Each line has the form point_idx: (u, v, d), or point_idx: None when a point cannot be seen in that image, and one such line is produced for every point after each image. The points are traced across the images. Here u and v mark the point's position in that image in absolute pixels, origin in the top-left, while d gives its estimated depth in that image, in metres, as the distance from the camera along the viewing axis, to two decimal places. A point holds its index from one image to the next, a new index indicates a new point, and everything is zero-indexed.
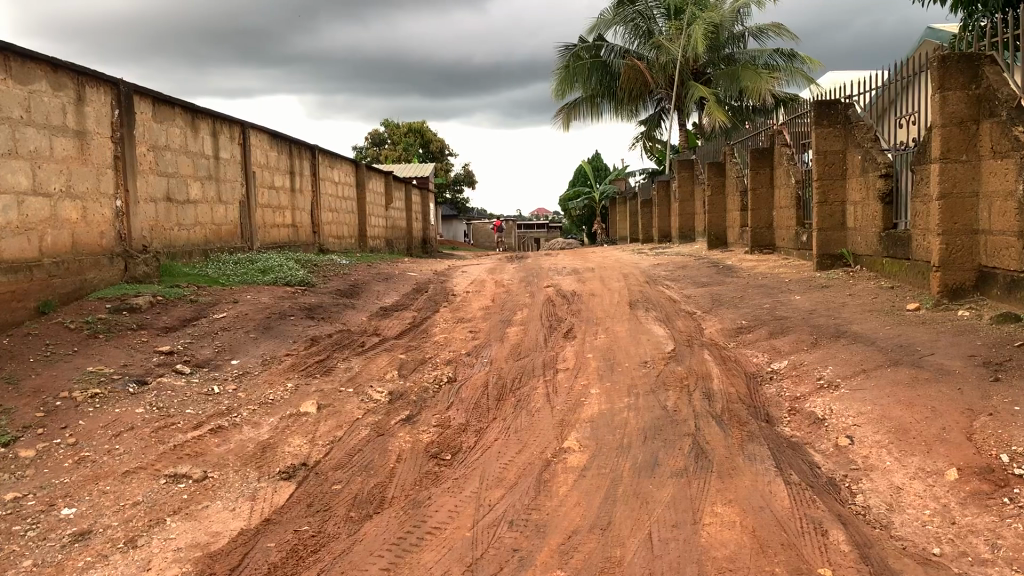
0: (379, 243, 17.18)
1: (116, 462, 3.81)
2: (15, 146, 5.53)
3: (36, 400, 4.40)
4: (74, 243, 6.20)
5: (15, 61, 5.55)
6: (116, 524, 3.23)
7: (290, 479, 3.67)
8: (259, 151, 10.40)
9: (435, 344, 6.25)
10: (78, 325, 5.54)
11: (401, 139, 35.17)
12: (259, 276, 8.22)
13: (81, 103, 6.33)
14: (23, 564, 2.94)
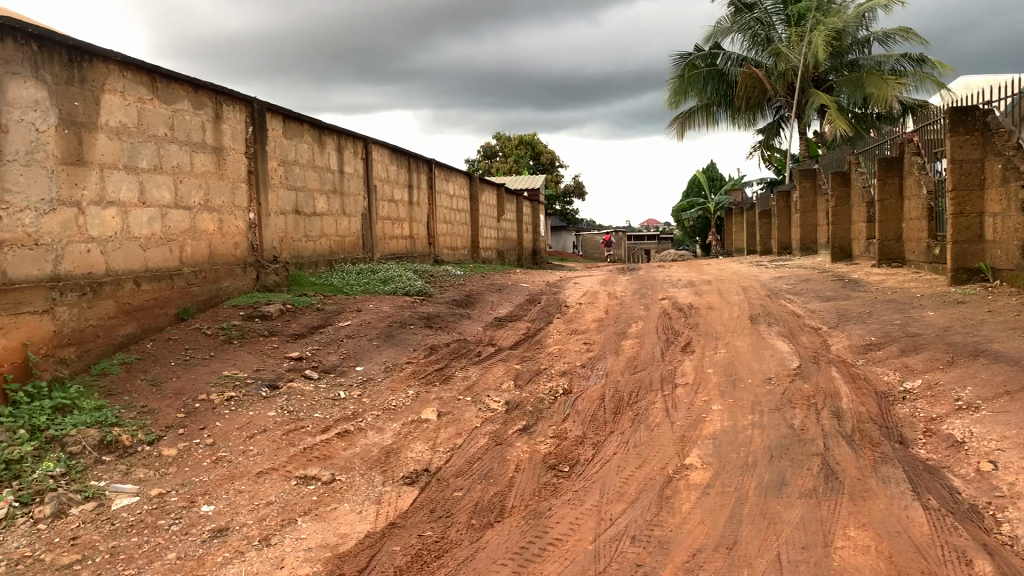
0: (491, 255, 17.42)
1: (250, 463, 4.01)
2: (160, 162, 5.89)
3: (177, 401, 4.68)
4: (211, 253, 6.55)
5: (161, 82, 5.92)
6: (251, 523, 3.39)
7: (413, 485, 3.75)
8: (380, 166, 10.71)
9: (550, 355, 6.27)
10: (214, 331, 5.87)
11: (512, 151, 35.54)
12: (380, 286, 8.47)
13: (219, 121, 6.68)
14: (168, 557, 3.13)
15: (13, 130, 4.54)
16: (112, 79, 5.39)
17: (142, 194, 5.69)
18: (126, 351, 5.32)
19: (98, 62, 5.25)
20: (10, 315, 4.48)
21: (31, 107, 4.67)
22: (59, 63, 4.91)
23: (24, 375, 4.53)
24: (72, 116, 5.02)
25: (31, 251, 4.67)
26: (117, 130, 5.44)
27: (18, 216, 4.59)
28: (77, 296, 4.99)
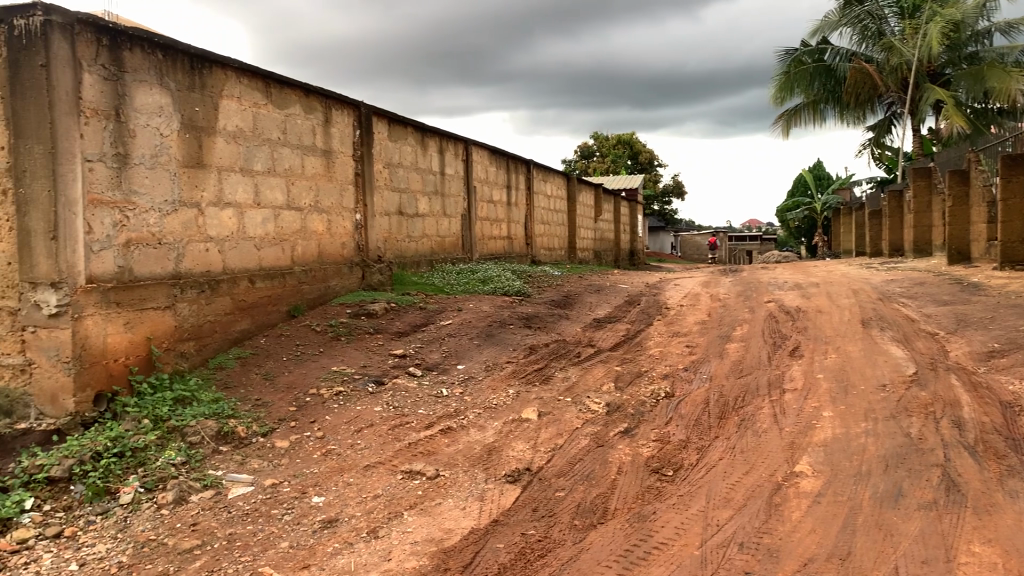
0: (588, 255, 17.37)
1: (357, 456, 4.15)
2: (273, 165, 6.11)
3: (289, 395, 4.94)
4: (320, 252, 6.77)
5: (275, 88, 6.14)
6: (360, 515, 3.50)
7: (515, 483, 3.78)
8: (480, 167, 10.82)
9: (651, 357, 6.21)
10: (322, 329, 6.09)
11: (610, 151, 35.35)
12: (480, 286, 8.57)
13: (328, 124, 6.88)
14: (281, 545, 3.28)
15: (140, 135, 4.79)
16: (229, 85, 5.62)
17: (256, 196, 5.92)
18: (241, 346, 5.62)
19: (217, 69, 5.48)
20: (136, 310, 4.74)
21: (155, 113, 4.92)
22: (182, 70, 5.15)
23: (147, 367, 4.83)
24: (193, 121, 5.26)
25: (155, 249, 4.93)
26: (234, 134, 5.67)
27: (144, 216, 4.84)
28: (196, 294, 5.24)
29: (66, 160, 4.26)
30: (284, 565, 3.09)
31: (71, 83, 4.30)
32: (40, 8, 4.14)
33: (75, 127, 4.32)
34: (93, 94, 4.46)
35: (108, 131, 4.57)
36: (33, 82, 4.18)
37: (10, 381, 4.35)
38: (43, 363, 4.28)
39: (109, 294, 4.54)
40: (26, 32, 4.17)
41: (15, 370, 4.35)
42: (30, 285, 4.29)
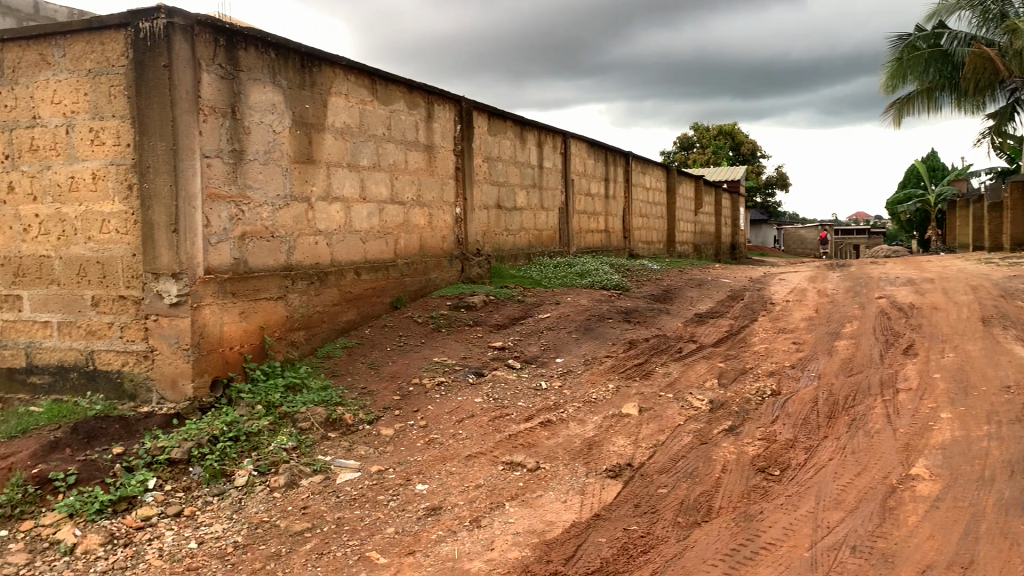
0: (687, 249, 17.09)
1: (460, 446, 4.22)
2: (378, 160, 6.24)
3: (393, 384, 5.10)
4: (421, 245, 6.89)
5: (381, 84, 6.27)
6: (462, 504, 3.56)
7: (617, 478, 3.76)
8: (578, 160, 10.79)
9: (755, 354, 6.07)
10: (424, 320, 6.23)
11: (710, 143, 34.68)
12: (578, 279, 8.56)
13: (430, 120, 6.99)
14: (388, 531, 3.39)
15: (254, 132, 4.98)
16: (338, 83, 5.77)
17: (362, 190, 6.06)
18: (347, 335, 5.82)
19: (326, 67, 5.64)
20: (251, 300, 4.94)
21: (269, 110, 5.10)
22: (293, 69, 5.32)
23: (260, 355, 5.03)
24: (304, 117, 5.42)
25: (268, 242, 5.11)
26: (342, 130, 5.82)
27: (258, 210, 5.03)
28: (306, 285, 5.42)
29: (187, 157, 4.46)
30: (390, 551, 3.19)
31: (191, 82, 4.49)
32: (163, 11, 4.35)
33: (195, 124, 4.51)
34: (211, 92, 4.65)
35: (225, 128, 4.76)
36: (157, 81, 4.39)
37: (135, 366, 4.64)
38: (164, 349, 4.54)
39: (225, 285, 4.74)
40: (151, 34, 4.39)
41: (139, 356, 4.63)
42: (154, 276, 4.52)
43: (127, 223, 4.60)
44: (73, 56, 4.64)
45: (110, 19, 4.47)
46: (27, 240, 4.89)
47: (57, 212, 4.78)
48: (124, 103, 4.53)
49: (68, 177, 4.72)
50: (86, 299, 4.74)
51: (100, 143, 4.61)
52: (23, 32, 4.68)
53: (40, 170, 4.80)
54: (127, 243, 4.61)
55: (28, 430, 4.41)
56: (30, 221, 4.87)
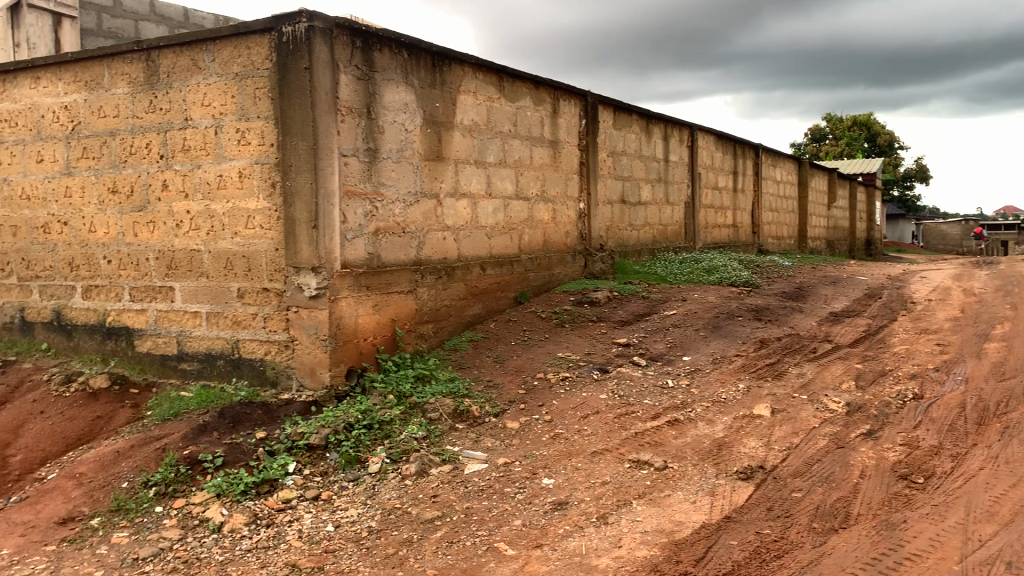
0: (819, 245, 16.47)
1: (586, 442, 4.22)
2: (505, 156, 6.31)
3: (519, 378, 5.16)
4: (545, 240, 6.93)
5: (508, 81, 6.33)
6: (589, 500, 3.56)
7: (748, 481, 3.67)
8: (705, 153, 10.58)
9: (895, 355, 5.79)
10: (548, 315, 6.27)
11: (844, 134, 33.27)
12: (705, 276, 8.39)
13: (556, 115, 7.01)
14: (515, 523, 3.43)
15: (388, 131, 5.12)
16: (466, 81, 5.87)
17: (489, 187, 6.15)
18: (473, 329, 5.93)
19: (455, 66, 5.74)
20: (383, 294, 5.10)
21: (401, 109, 5.24)
22: (424, 68, 5.44)
23: (392, 346, 5.19)
24: (434, 116, 5.54)
25: (399, 237, 5.26)
26: (470, 127, 5.92)
27: (390, 207, 5.18)
28: (435, 279, 5.54)
29: (326, 156, 4.65)
30: (518, 543, 3.23)
31: (330, 84, 4.67)
32: (305, 15, 4.54)
33: (333, 124, 4.69)
34: (348, 93, 4.82)
35: (360, 128, 4.92)
36: (299, 84, 4.60)
37: (276, 355, 4.88)
38: (303, 339, 4.75)
39: (360, 279, 4.91)
40: (293, 38, 4.59)
41: (280, 345, 4.86)
42: (295, 270, 4.74)
43: (270, 219, 4.83)
44: (222, 60, 4.90)
45: (256, 24, 4.69)
46: (179, 235, 5.20)
47: (206, 209, 5.07)
48: (268, 104, 4.76)
49: (217, 176, 5.00)
50: (232, 291, 5.01)
51: (246, 143, 4.86)
52: (177, 38, 4.98)
53: (192, 168, 5.09)
54: (270, 238, 4.85)
55: (181, 414, 4.77)
56: (182, 217, 5.18)
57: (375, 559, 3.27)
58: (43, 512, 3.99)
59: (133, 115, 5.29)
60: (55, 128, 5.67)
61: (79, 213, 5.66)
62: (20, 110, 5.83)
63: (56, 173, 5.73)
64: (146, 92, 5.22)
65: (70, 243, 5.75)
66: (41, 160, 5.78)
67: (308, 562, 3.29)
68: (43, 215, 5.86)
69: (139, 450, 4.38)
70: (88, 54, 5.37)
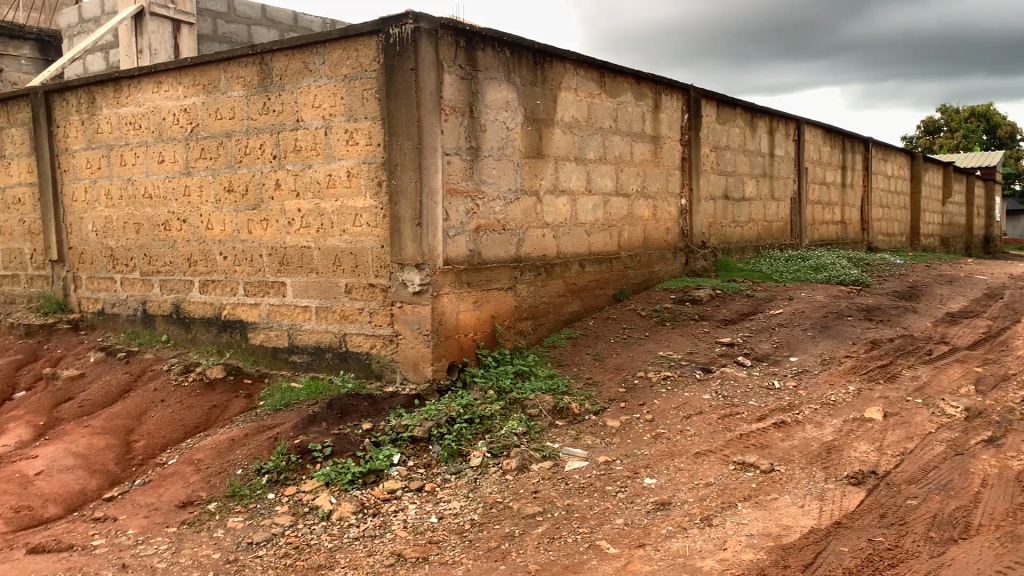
0: (933, 242, 15.76)
1: (688, 442, 4.17)
2: (605, 153, 6.28)
3: (619, 377, 5.14)
4: (646, 237, 6.87)
5: (609, 77, 6.30)
6: (692, 501, 3.52)
7: (859, 486, 3.55)
8: (812, 147, 10.27)
9: (1019, 359, 5.49)
10: (648, 313, 6.22)
11: (960, 125, 31.71)
12: (812, 274, 8.15)
13: (657, 110, 6.93)
14: (617, 521, 3.43)
15: (490, 129, 5.18)
16: (568, 77, 5.87)
17: (589, 183, 6.14)
18: (572, 326, 5.94)
19: (557, 63, 5.75)
20: (483, 290, 5.16)
21: (503, 107, 5.28)
22: (526, 66, 5.47)
23: (492, 342, 5.24)
24: (535, 113, 5.57)
25: (500, 235, 5.31)
26: (571, 124, 5.92)
27: (492, 204, 5.23)
28: (534, 276, 5.57)
29: (430, 155, 4.73)
30: (621, 542, 3.22)
31: (435, 84, 4.75)
32: (411, 17, 4.64)
33: (437, 124, 4.77)
34: (452, 93, 4.89)
35: (464, 126, 4.99)
36: (405, 84, 4.70)
37: (381, 349, 5.00)
38: (407, 334, 4.86)
39: (462, 276, 4.98)
40: (399, 40, 4.70)
41: (385, 340, 4.99)
42: (399, 266, 4.86)
43: (377, 217, 4.96)
44: (332, 63, 5.04)
45: (364, 27, 4.81)
46: (291, 232, 5.39)
47: (316, 207, 5.24)
48: (375, 105, 4.88)
49: (326, 175, 5.16)
50: (340, 286, 5.16)
51: (355, 143, 5.00)
52: (289, 42, 5.15)
53: (303, 168, 5.27)
54: (376, 236, 4.97)
55: (291, 405, 4.95)
56: (293, 215, 5.36)
57: (478, 551, 3.32)
58: (165, 495, 4.22)
59: (248, 116, 5.50)
60: (176, 130, 5.95)
61: (197, 212, 5.93)
62: (143, 113, 6.15)
63: (177, 173, 6.01)
64: (260, 94, 5.42)
65: (188, 240, 6.03)
66: (163, 160, 6.08)
67: (413, 552, 3.36)
68: (164, 213, 6.16)
69: (252, 438, 4.57)
70: (206, 59, 5.61)
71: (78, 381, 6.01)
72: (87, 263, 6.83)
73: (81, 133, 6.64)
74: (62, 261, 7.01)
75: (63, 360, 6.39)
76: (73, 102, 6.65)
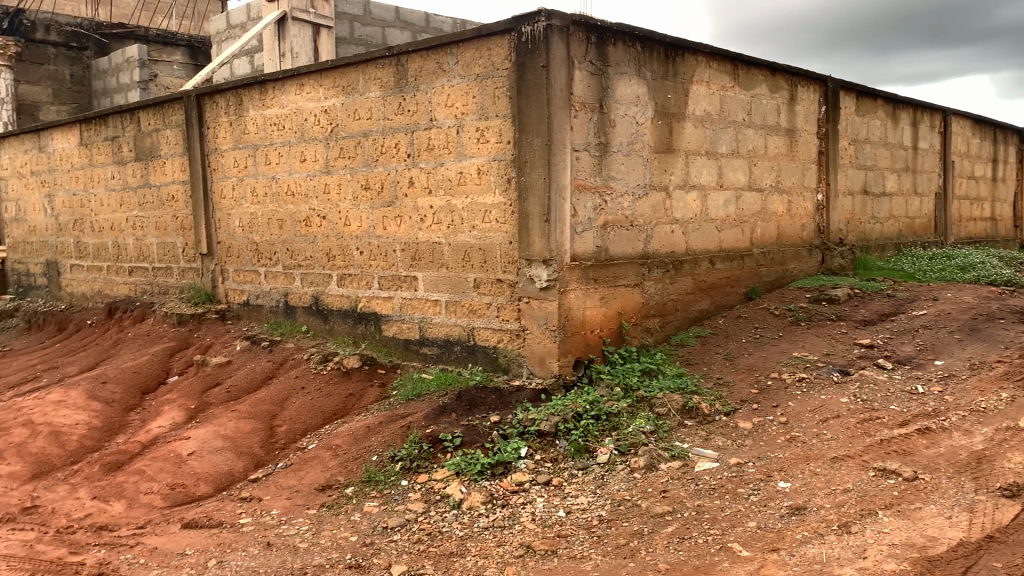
0: None
1: (825, 446, 4.04)
2: (738, 147, 6.15)
3: (751, 377, 5.04)
4: (779, 234, 6.68)
5: (743, 69, 6.15)
6: (829, 507, 3.41)
7: (1014, 499, 3.34)
8: (960, 139, 9.71)
9: None
10: (781, 313, 6.05)
11: None
12: (959, 274, 7.71)
13: (793, 103, 6.72)
14: (749, 524, 3.37)
15: (620, 124, 5.16)
16: (700, 70, 5.77)
17: (721, 178, 6.02)
18: (701, 325, 5.85)
19: (689, 55, 5.67)
20: (611, 287, 5.15)
21: (634, 102, 5.25)
22: (657, 60, 5.42)
23: (618, 339, 5.23)
24: (666, 107, 5.51)
25: (628, 231, 5.29)
26: (702, 118, 5.82)
27: (620, 200, 5.21)
28: (662, 273, 5.52)
29: (559, 151, 4.76)
30: (753, 545, 3.17)
31: (565, 80, 4.77)
32: (543, 14, 4.68)
33: (567, 120, 4.79)
34: (582, 89, 4.90)
35: (594, 122, 4.99)
36: (537, 82, 4.75)
37: (509, 343, 5.09)
38: (535, 329, 4.92)
39: (589, 272, 4.98)
40: (532, 38, 4.74)
41: (512, 334, 5.06)
42: (527, 262, 4.92)
43: (506, 213, 5.03)
44: (465, 62, 5.15)
45: (497, 26, 4.88)
46: (423, 228, 5.54)
47: (447, 204, 5.36)
48: (506, 103, 4.95)
49: (457, 172, 5.27)
50: (469, 281, 5.27)
51: (485, 141, 5.09)
52: (424, 43, 5.29)
53: (435, 166, 5.40)
54: (505, 232, 5.05)
55: (423, 396, 5.11)
56: (426, 212, 5.51)
57: (607, 547, 3.33)
58: (305, 478, 4.44)
59: (384, 116, 5.69)
60: (317, 131, 6.22)
61: (336, 209, 6.17)
62: (286, 114, 6.45)
63: (317, 172, 6.28)
64: (396, 95, 5.60)
65: (327, 235, 6.29)
66: (304, 159, 6.37)
67: (543, 545, 3.41)
68: (305, 210, 6.45)
69: (386, 426, 4.74)
70: (345, 61, 5.83)
71: (225, 368, 6.38)
72: (234, 257, 7.23)
73: (229, 133, 7.03)
74: (211, 254, 7.45)
75: (212, 348, 6.80)
76: (223, 104, 7.04)
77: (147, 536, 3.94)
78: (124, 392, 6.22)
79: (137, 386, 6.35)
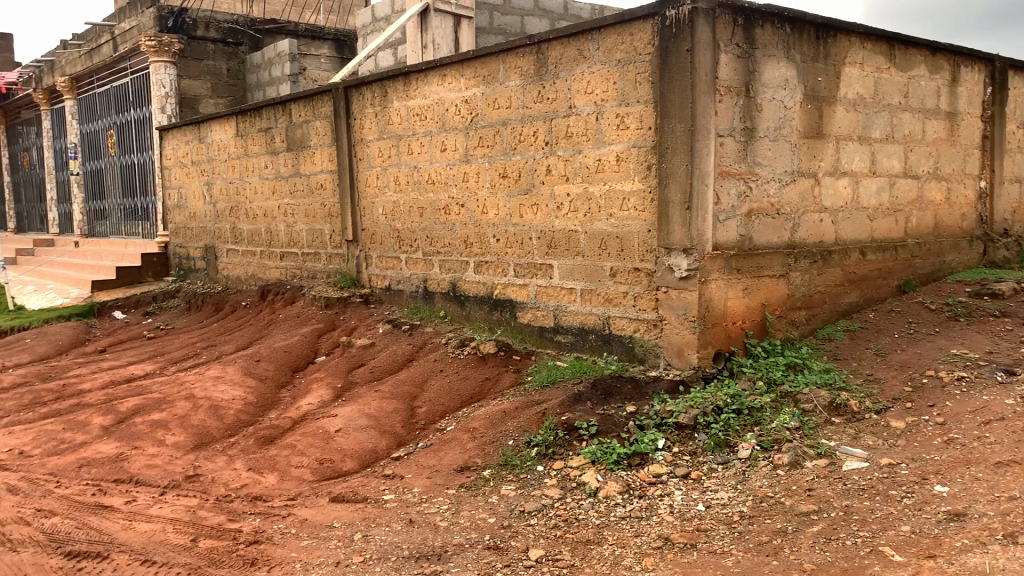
0: None
1: (987, 450, 3.79)
2: (893, 132, 5.84)
3: (904, 374, 4.80)
4: (936, 224, 6.31)
5: (900, 50, 5.83)
6: (993, 514, 3.21)
7: None
8: None
9: None
10: (937, 308, 5.74)
11: None
12: None
13: (955, 84, 6.31)
14: (902, 528, 3.21)
15: (766, 108, 4.99)
16: (853, 51, 5.51)
17: (873, 164, 5.73)
18: (849, 318, 5.61)
19: (842, 36, 5.41)
20: (754, 277, 5.01)
21: (781, 86, 5.06)
22: (807, 42, 5.20)
23: (761, 332, 5.09)
24: (816, 91, 5.29)
25: (773, 219, 5.12)
26: (855, 102, 5.56)
27: (765, 187, 5.05)
28: (809, 263, 5.32)
29: (702, 137, 4.66)
30: (908, 551, 3.02)
31: (711, 64, 4.65)
32: None
33: (712, 105, 4.67)
34: (728, 72, 4.76)
35: (739, 107, 4.84)
36: (680, 66, 4.66)
37: (645, 333, 5.05)
38: (673, 319, 4.86)
39: (731, 262, 4.85)
40: (676, 21, 4.65)
41: (649, 324, 5.02)
42: (667, 250, 4.86)
43: (645, 201, 4.98)
44: (606, 48, 5.11)
45: (640, 11, 4.81)
46: (560, 216, 5.56)
47: (585, 191, 5.35)
48: (648, 88, 4.89)
49: (596, 160, 5.25)
50: (606, 270, 5.26)
51: (626, 128, 5.04)
52: (564, 31, 5.28)
53: (574, 153, 5.40)
54: (644, 220, 5.00)
55: (558, 383, 5.15)
56: (563, 200, 5.52)
57: (748, 544, 3.26)
58: (445, 458, 4.56)
59: (523, 105, 5.73)
60: (457, 120, 6.33)
61: (475, 196, 6.27)
62: (429, 105, 6.60)
63: (457, 160, 6.41)
64: (536, 83, 5.62)
65: (466, 223, 6.40)
66: (445, 149, 6.51)
67: (681, 538, 3.37)
68: (445, 197, 6.59)
69: (522, 411, 4.80)
70: (486, 51, 5.89)
71: (369, 350, 6.64)
72: (377, 243, 7.49)
73: (374, 124, 7.26)
74: (356, 241, 7.73)
75: (356, 330, 7.08)
76: (368, 96, 7.28)
77: (298, 507, 4.16)
78: (276, 370, 6.57)
79: (287, 364, 6.70)
